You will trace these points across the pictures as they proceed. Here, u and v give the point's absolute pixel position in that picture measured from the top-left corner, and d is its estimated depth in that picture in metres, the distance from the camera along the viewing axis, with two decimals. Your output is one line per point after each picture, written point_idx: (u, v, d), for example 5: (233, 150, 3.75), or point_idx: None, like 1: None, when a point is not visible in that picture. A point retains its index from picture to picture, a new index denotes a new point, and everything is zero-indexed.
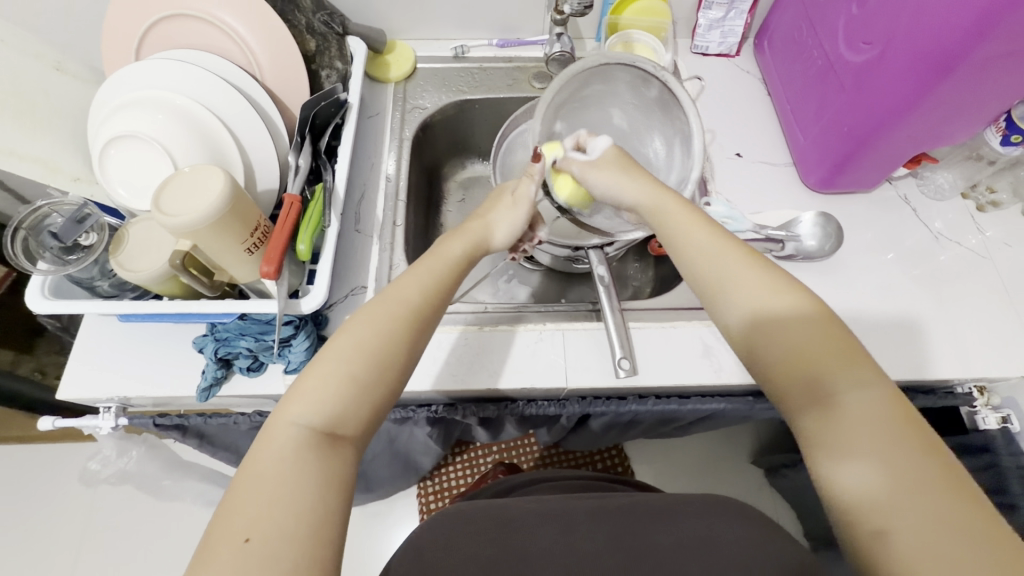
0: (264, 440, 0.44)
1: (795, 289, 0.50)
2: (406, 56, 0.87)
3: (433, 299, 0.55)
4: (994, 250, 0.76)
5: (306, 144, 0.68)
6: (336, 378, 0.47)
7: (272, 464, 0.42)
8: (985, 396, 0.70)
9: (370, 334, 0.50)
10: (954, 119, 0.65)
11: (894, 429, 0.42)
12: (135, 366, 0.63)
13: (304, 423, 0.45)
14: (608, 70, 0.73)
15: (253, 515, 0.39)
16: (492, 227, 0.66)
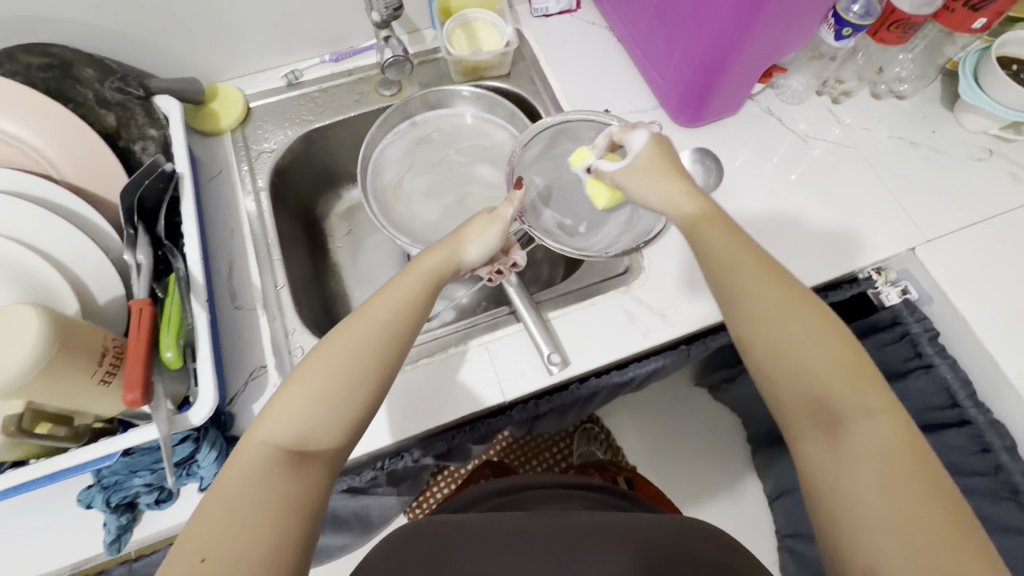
0: (234, 460, 0.44)
1: (814, 308, 0.48)
2: (233, 98, 0.79)
3: (395, 347, 0.50)
4: (856, 136, 0.79)
5: (140, 236, 0.59)
6: (309, 398, 0.46)
7: (235, 486, 0.42)
8: (883, 275, 0.75)
9: (342, 355, 0.47)
10: (788, 25, 0.66)
11: (900, 462, 0.41)
12: (17, 542, 0.54)
13: (271, 442, 0.44)
14: (571, 124, 0.74)
15: (207, 535, 0.39)
16: (464, 242, 0.60)
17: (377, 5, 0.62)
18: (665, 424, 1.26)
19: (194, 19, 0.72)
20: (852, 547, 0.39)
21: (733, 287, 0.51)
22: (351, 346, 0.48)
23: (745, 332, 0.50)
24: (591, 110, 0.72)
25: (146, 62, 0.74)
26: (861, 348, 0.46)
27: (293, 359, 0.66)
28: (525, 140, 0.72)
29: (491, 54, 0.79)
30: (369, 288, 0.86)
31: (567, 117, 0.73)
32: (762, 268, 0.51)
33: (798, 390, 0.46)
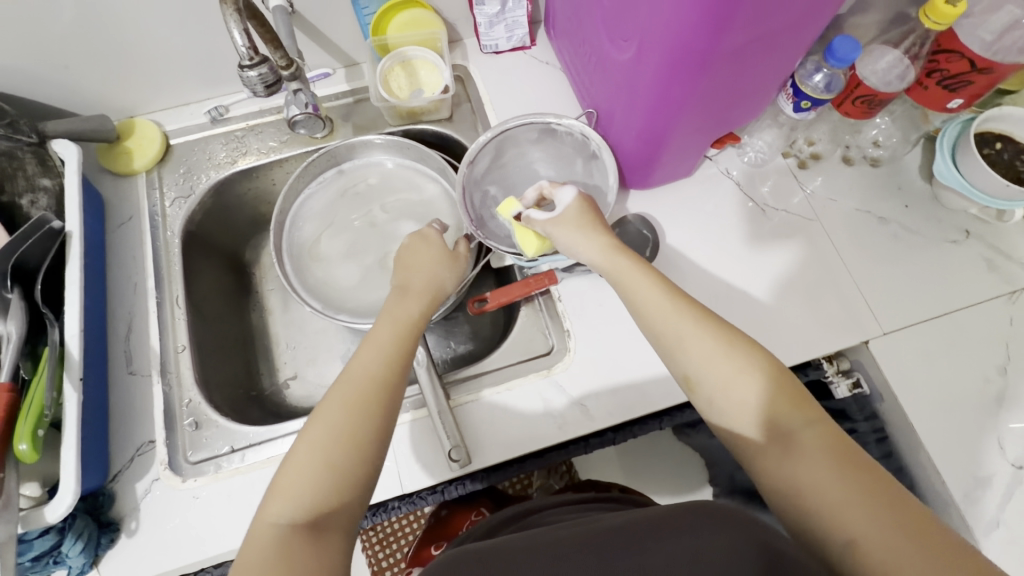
0: (246, 550, 0.41)
1: (735, 335, 0.48)
2: (150, 135, 0.73)
3: (384, 388, 0.48)
4: (821, 207, 0.72)
5: (16, 303, 0.55)
6: (311, 469, 0.43)
7: (255, 574, 0.39)
8: (834, 364, 0.69)
9: (339, 418, 0.46)
10: (735, 97, 0.59)
11: (857, 476, 0.39)
12: None
13: (284, 521, 0.41)
14: (512, 132, 0.72)
15: None
16: (439, 277, 0.60)
17: (248, 80, 0.52)
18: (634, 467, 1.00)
19: (100, 56, 0.67)
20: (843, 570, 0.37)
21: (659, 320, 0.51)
22: (345, 402, 0.47)
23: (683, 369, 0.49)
24: (523, 117, 0.70)
25: (53, 97, 0.69)
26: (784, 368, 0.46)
27: (185, 433, 0.62)
28: (474, 156, 0.69)
29: (426, 100, 0.73)
30: (294, 336, 0.80)
31: (505, 126, 0.70)
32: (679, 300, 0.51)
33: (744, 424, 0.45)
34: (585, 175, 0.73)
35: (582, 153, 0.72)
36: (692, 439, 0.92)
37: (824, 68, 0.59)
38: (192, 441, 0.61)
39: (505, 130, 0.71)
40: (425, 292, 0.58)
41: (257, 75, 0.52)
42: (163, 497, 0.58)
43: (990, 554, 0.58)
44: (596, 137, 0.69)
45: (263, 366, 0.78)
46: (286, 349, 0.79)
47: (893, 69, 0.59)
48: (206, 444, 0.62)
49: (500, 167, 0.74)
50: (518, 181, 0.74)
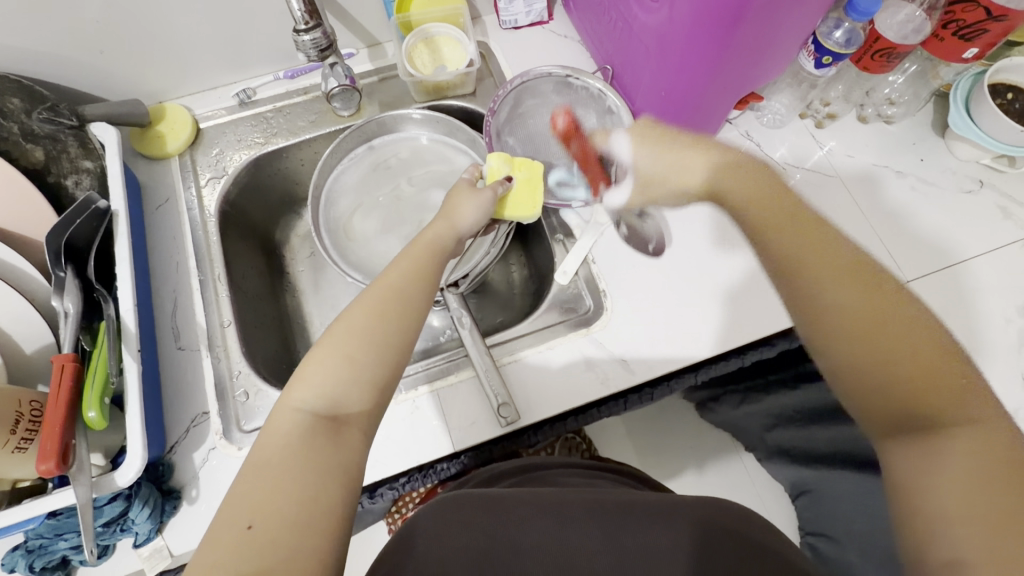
0: (270, 430, 0.44)
1: (895, 299, 0.44)
2: (181, 118, 0.75)
3: (409, 303, 0.50)
4: (839, 163, 0.75)
5: (70, 279, 0.56)
6: (334, 358, 0.45)
7: (275, 454, 0.42)
8: None
9: (363, 319, 0.47)
10: (761, 56, 0.62)
11: (992, 455, 0.38)
12: None
13: (309, 409, 0.44)
14: (532, 84, 0.76)
15: (252, 503, 0.39)
16: (456, 210, 0.59)
17: (303, 45, 0.61)
18: (655, 431, 1.03)
19: (133, 39, 0.67)
20: (925, 538, 0.37)
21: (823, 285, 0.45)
22: (370, 305, 0.48)
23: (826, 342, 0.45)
24: (537, 72, 0.75)
25: (88, 83, 0.70)
26: (945, 346, 0.42)
27: (237, 404, 0.63)
28: (495, 106, 0.73)
29: (453, 74, 0.74)
30: (330, 314, 0.81)
31: (526, 76, 0.75)
32: (835, 244, 0.47)
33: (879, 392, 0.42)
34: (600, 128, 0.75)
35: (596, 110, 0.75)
36: (722, 410, 0.95)
37: (844, 24, 0.62)
38: (244, 411, 0.63)
39: (526, 80, 0.75)
40: (442, 221, 0.58)
41: (310, 40, 0.60)
42: (220, 464, 0.59)
43: None
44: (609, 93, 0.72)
45: (300, 344, 0.79)
46: (321, 325, 0.81)
47: (908, 23, 0.63)
48: (257, 413, 0.63)
49: (519, 120, 0.77)
50: (536, 134, 0.76)
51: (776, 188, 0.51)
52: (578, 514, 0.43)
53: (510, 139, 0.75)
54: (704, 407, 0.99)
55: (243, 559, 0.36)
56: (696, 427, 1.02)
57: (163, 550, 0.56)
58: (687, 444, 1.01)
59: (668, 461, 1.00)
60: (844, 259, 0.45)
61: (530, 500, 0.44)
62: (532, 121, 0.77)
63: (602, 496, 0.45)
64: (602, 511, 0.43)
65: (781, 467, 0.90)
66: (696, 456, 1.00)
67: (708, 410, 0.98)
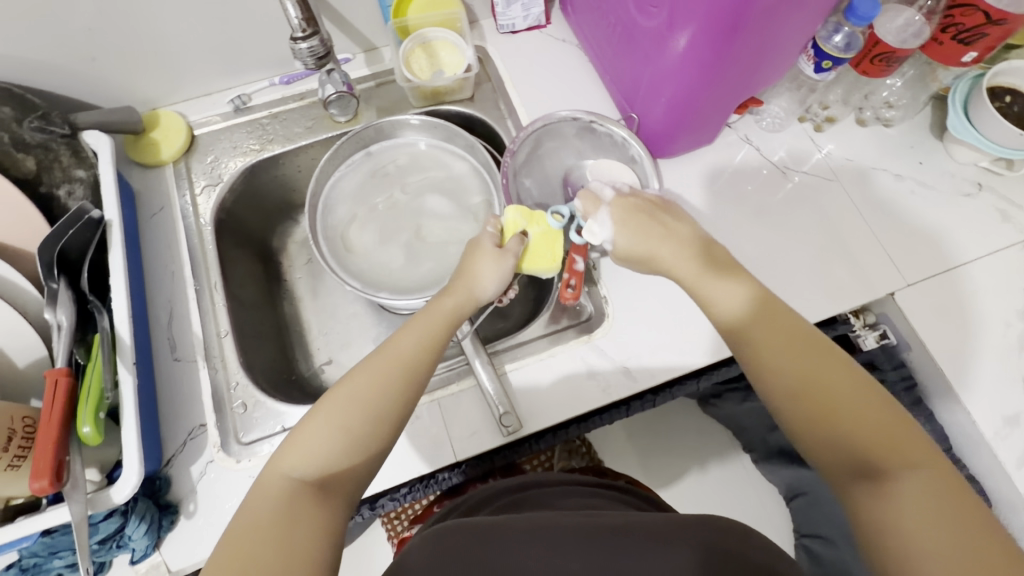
0: (262, 491, 0.44)
1: (731, 267, 0.55)
2: (176, 125, 0.74)
3: (415, 369, 0.50)
4: (839, 167, 0.75)
5: (63, 291, 0.55)
6: (334, 426, 0.46)
7: (261, 520, 0.41)
8: (860, 318, 0.72)
9: (364, 387, 0.48)
10: (763, 59, 0.61)
11: (862, 401, 0.44)
12: None
13: (299, 475, 0.44)
14: (556, 126, 0.74)
15: (236, 572, 0.38)
16: (476, 277, 0.59)
17: (299, 52, 0.60)
18: (655, 436, 1.03)
19: (125, 47, 0.66)
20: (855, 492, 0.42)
21: (721, 308, 0.53)
22: (371, 369, 0.49)
23: (721, 300, 0.53)
24: (557, 114, 0.73)
25: (79, 90, 0.69)
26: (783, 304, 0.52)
27: (235, 415, 0.63)
28: (518, 144, 0.71)
29: (450, 80, 0.74)
30: (328, 321, 0.81)
31: (551, 116, 0.73)
32: (686, 233, 0.57)
33: (796, 407, 0.46)
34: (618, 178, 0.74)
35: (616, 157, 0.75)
36: (723, 404, 0.95)
37: (844, 28, 0.61)
38: (242, 423, 0.62)
39: (550, 121, 0.73)
40: (459, 281, 0.59)
41: (307, 47, 0.59)
42: (218, 477, 0.58)
43: (1022, 488, 0.61)
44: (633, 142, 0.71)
45: (298, 352, 0.78)
46: (319, 333, 0.80)
47: (908, 27, 0.62)
48: (256, 424, 0.62)
49: (536, 159, 0.76)
50: (550, 178, 0.75)
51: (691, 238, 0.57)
52: (570, 537, 0.42)
53: (525, 179, 0.74)
54: (706, 402, 0.98)
55: None
56: (694, 429, 1.02)
57: (160, 566, 0.55)
58: (684, 448, 1.01)
59: (668, 467, 1.00)
60: (688, 236, 0.57)
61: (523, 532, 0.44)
62: (548, 162, 0.76)
63: (598, 520, 0.45)
64: (602, 537, 0.42)
65: (782, 469, 0.90)
66: (695, 459, 1.00)
67: (708, 404, 0.97)
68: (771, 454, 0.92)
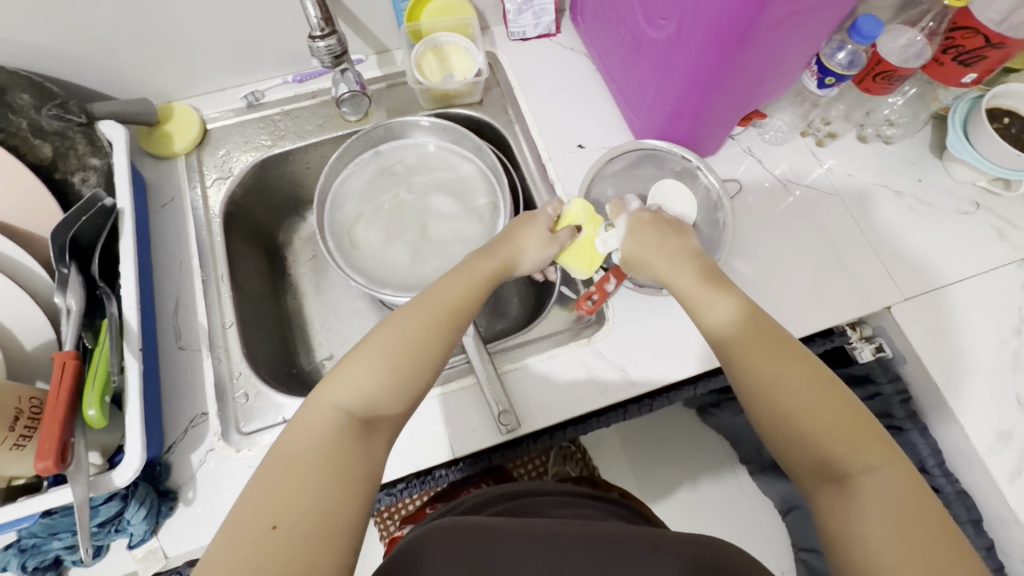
0: (305, 424, 0.46)
1: (719, 283, 0.55)
2: (189, 119, 0.75)
3: (453, 322, 0.53)
4: (839, 182, 0.76)
5: (73, 276, 0.56)
6: (378, 369, 0.48)
7: (304, 454, 0.43)
8: (857, 331, 0.73)
9: (404, 334, 0.50)
10: (768, 74, 0.62)
11: (840, 418, 0.44)
12: None
13: (345, 409, 0.46)
14: (659, 156, 0.73)
15: (275, 503, 0.40)
16: (521, 246, 0.62)
17: (318, 50, 0.61)
18: (653, 443, 1.03)
19: (143, 40, 0.68)
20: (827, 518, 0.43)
21: (705, 308, 0.54)
22: (411, 320, 0.52)
23: (713, 315, 0.53)
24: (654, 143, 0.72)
25: (95, 81, 0.70)
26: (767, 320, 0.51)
27: (237, 405, 0.63)
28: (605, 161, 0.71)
29: (460, 83, 0.75)
30: (331, 318, 0.82)
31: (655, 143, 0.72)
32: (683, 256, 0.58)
33: (770, 410, 0.47)
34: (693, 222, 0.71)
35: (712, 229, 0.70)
36: (721, 414, 0.96)
37: (848, 46, 0.63)
38: (244, 413, 0.63)
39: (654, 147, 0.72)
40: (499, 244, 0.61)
41: (325, 45, 0.61)
42: (218, 466, 0.59)
43: (1013, 503, 0.62)
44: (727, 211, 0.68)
45: (300, 346, 0.79)
46: (322, 329, 0.81)
47: (910, 47, 0.64)
48: (257, 415, 0.63)
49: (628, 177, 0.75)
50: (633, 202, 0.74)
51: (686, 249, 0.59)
52: (568, 544, 0.43)
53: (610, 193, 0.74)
54: (705, 411, 1.00)
55: (267, 557, 0.37)
56: (690, 439, 1.03)
57: (157, 552, 0.56)
58: (678, 457, 1.02)
59: (664, 474, 1.00)
60: (682, 262, 0.57)
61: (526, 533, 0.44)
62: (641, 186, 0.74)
63: (592, 528, 0.45)
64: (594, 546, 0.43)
65: (777, 480, 0.90)
66: (689, 469, 1.01)
67: (709, 413, 0.99)
68: (766, 466, 0.92)
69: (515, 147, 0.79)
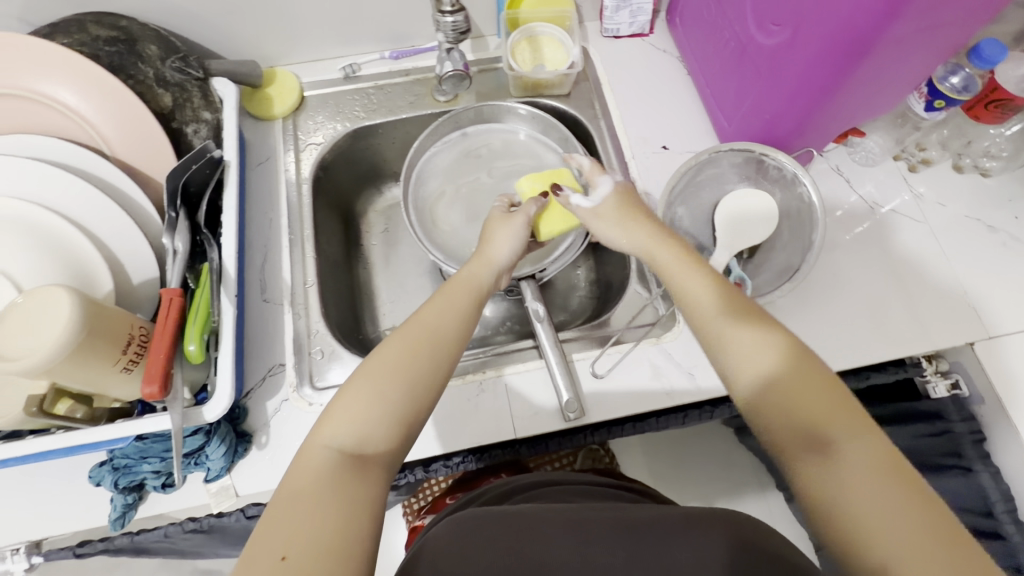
0: (301, 467, 0.42)
1: (698, 264, 0.55)
2: (290, 85, 0.78)
3: (447, 345, 0.50)
4: (929, 210, 0.74)
5: (181, 221, 0.59)
6: (367, 398, 0.45)
7: (306, 489, 0.40)
8: (933, 364, 0.70)
9: (394, 355, 0.48)
10: (879, 91, 0.61)
11: (814, 388, 0.43)
12: (40, 512, 0.56)
13: (336, 446, 0.43)
14: (722, 155, 0.68)
15: (288, 533, 0.37)
16: (492, 244, 0.61)
17: (443, 25, 0.65)
18: (693, 455, 1.03)
19: (261, 5, 0.71)
20: (817, 499, 0.40)
21: (722, 335, 0.48)
22: (400, 344, 0.49)
23: (697, 311, 0.51)
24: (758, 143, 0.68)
25: (210, 40, 0.74)
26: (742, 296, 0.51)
27: (312, 359, 0.66)
28: (716, 150, 0.66)
29: (553, 74, 0.76)
30: (398, 291, 0.84)
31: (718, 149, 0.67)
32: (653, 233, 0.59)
33: (750, 389, 0.45)
34: (788, 219, 0.67)
35: (800, 240, 0.66)
36: None
37: (964, 70, 0.61)
38: (317, 368, 0.65)
39: (715, 150, 0.67)
40: (482, 256, 0.60)
41: (451, 21, 0.64)
42: (292, 416, 0.61)
43: None
44: (823, 219, 0.62)
45: (366, 314, 0.82)
46: (387, 300, 0.83)
47: None
48: (330, 372, 0.65)
49: (696, 186, 0.70)
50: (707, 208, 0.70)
51: (668, 239, 0.58)
52: (599, 532, 0.41)
53: (679, 208, 0.69)
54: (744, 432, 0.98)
55: None
56: (729, 458, 1.02)
57: (229, 489, 0.58)
58: (711, 474, 1.01)
59: (702, 486, 1.00)
60: (652, 241, 0.58)
61: (557, 521, 0.43)
62: (709, 190, 0.70)
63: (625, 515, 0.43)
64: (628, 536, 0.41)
65: None
66: (725, 489, 0.99)
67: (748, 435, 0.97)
68: None
69: (599, 142, 0.79)
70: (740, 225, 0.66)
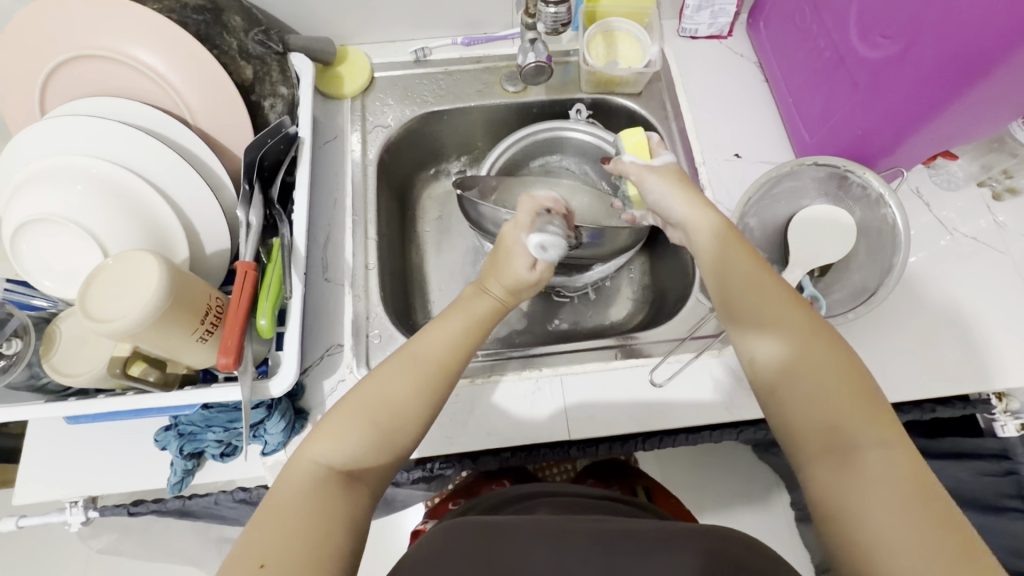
0: (284, 481, 0.42)
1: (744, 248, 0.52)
2: (361, 65, 0.78)
3: (448, 372, 0.49)
4: (1012, 240, 0.70)
5: (256, 194, 0.59)
6: (360, 418, 0.45)
7: (287, 500, 0.40)
8: (1005, 402, 0.66)
9: (388, 381, 0.47)
10: (986, 115, 0.58)
11: (842, 388, 0.42)
12: (103, 469, 0.57)
13: (324, 463, 0.43)
14: (802, 170, 0.66)
15: (267, 541, 0.37)
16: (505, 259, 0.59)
17: (546, 15, 0.67)
18: (726, 469, 1.01)
19: None
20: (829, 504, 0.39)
21: (753, 333, 0.47)
22: (396, 370, 0.48)
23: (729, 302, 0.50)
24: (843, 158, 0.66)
25: (288, 15, 0.74)
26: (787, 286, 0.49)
27: (369, 342, 0.65)
28: (800, 162, 0.64)
29: (629, 71, 0.74)
30: (449, 279, 0.84)
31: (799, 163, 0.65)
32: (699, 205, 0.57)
33: (777, 383, 0.45)
34: (869, 239, 0.65)
35: (879, 262, 0.63)
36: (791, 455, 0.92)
37: None
38: (375, 351, 0.65)
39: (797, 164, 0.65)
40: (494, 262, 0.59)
41: (554, 12, 0.67)
42: None
43: None
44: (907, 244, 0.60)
45: (418, 300, 0.81)
46: (438, 287, 0.83)
47: None
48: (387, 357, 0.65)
49: (770, 200, 0.67)
50: (779, 222, 0.68)
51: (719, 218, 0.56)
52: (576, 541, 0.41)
53: (750, 219, 0.67)
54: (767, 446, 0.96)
55: None
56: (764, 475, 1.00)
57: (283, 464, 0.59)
58: (742, 490, 0.99)
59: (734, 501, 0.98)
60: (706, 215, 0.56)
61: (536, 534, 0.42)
62: (783, 204, 0.68)
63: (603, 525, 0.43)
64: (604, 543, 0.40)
65: None
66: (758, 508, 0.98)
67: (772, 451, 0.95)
68: None
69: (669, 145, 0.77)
70: (814, 241, 0.64)
